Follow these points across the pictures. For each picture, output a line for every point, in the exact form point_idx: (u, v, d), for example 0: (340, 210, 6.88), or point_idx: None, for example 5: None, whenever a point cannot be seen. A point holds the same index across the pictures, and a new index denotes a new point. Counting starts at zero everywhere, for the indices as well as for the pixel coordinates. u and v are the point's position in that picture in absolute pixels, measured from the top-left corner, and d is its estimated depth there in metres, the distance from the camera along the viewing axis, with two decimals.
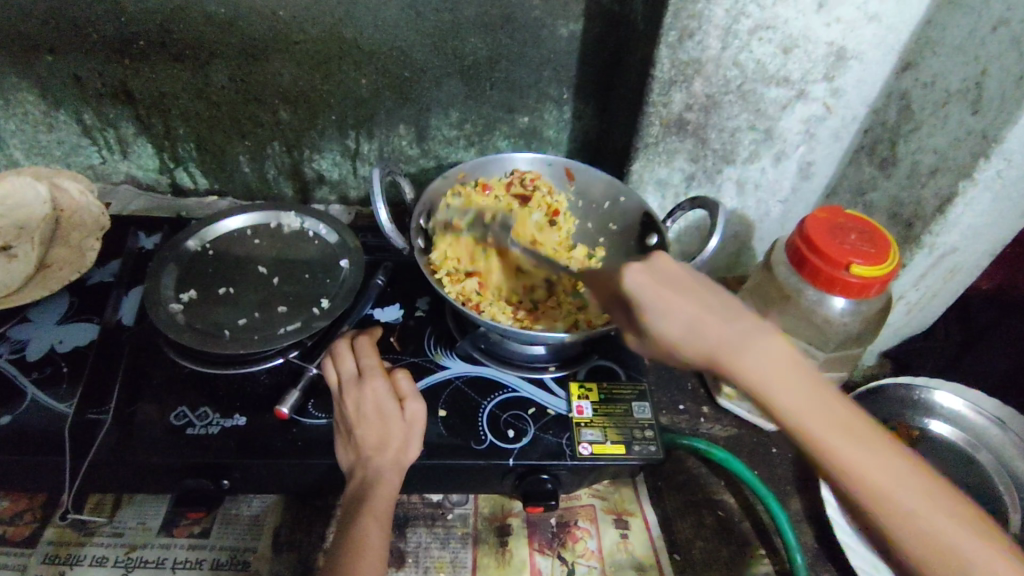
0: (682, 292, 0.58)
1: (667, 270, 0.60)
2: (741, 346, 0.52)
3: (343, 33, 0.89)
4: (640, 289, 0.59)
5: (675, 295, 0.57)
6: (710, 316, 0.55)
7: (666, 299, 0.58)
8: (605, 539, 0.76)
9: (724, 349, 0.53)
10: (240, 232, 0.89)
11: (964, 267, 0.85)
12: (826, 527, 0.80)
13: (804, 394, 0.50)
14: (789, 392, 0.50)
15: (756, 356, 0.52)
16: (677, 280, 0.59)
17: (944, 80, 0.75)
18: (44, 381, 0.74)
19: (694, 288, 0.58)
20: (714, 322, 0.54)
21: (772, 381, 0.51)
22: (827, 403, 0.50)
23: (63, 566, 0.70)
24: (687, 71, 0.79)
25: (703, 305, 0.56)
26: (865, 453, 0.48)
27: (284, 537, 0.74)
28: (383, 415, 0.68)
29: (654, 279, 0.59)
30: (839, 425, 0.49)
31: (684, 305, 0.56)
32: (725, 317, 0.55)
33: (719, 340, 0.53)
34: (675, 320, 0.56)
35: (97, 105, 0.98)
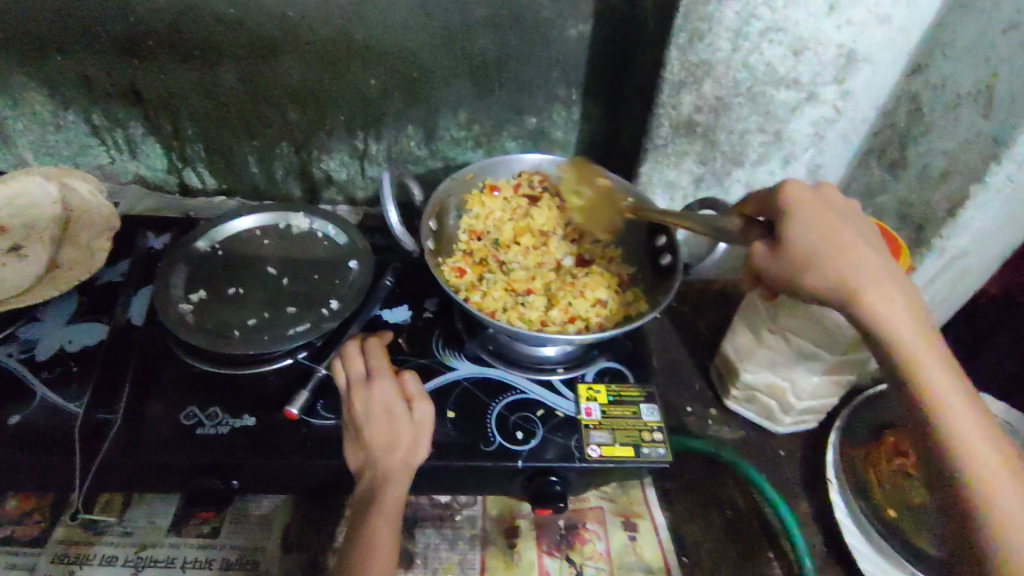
0: (823, 217, 0.57)
1: (831, 197, 0.60)
2: (881, 283, 0.54)
3: (352, 34, 0.89)
4: (798, 208, 0.58)
5: (835, 219, 0.57)
6: (851, 248, 0.56)
7: (820, 224, 0.57)
8: (614, 541, 0.76)
9: (865, 284, 0.54)
10: (249, 233, 0.89)
11: (975, 271, 0.85)
12: (834, 530, 0.80)
13: (923, 346, 0.52)
14: (918, 341, 0.53)
15: (885, 298, 0.54)
16: (828, 208, 0.58)
17: (955, 83, 0.75)
18: (54, 380, 0.75)
19: (846, 214, 0.59)
20: (853, 253, 0.56)
21: (905, 324, 0.53)
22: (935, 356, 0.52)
23: (73, 565, 0.70)
24: (697, 73, 0.79)
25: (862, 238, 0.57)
26: (954, 406, 0.51)
27: (293, 538, 0.74)
28: (391, 416, 0.68)
29: (807, 201, 0.59)
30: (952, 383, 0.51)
31: (828, 227, 0.57)
32: (858, 240, 0.57)
33: (850, 266, 0.55)
34: (816, 231, 0.57)
35: (106, 105, 0.98)
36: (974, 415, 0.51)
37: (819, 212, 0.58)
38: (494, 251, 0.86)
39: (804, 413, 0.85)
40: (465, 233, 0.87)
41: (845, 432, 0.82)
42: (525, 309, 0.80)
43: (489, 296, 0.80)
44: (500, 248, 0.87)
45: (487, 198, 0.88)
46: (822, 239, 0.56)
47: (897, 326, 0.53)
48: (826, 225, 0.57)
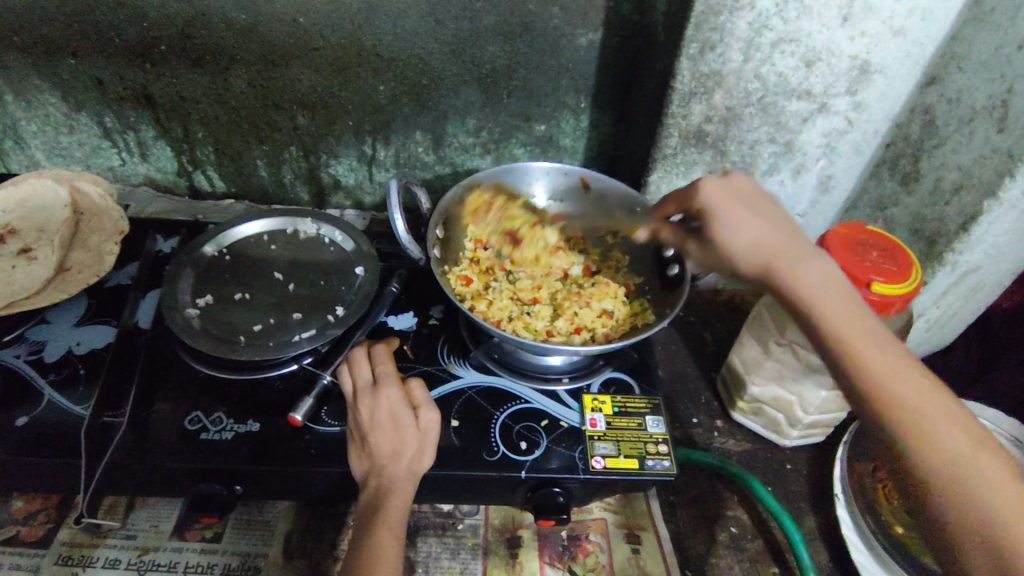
0: (737, 206, 0.62)
1: (746, 190, 0.64)
2: (794, 251, 0.56)
3: (363, 41, 0.89)
4: (714, 204, 0.63)
5: (752, 213, 0.61)
6: (764, 231, 0.59)
7: (735, 215, 0.61)
8: (617, 554, 0.75)
9: (781, 254, 0.56)
10: (257, 237, 0.89)
11: (987, 286, 0.83)
12: (840, 545, 0.79)
13: (835, 296, 0.52)
14: (828, 291, 0.53)
15: (800, 262, 0.55)
16: (743, 198, 0.63)
17: (970, 96, 0.74)
18: (61, 382, 0.75)
19: (762, 204, 0.62)
20: (767, 232, 0.59)
21: (816, 279, 0.54)
22: (848, 303, 0.52)
23: (76, 567, 0.70)
24: (708, 83, 0.79)
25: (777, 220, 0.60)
26: (868, 346, 0.49)
27: (295, 544, 0.74)
28: (397, 425, 0.67)
29: (721, 194, 0.63)
30: (866, 326, 0.50)
31: (748, 216, 0.61)
32: (772, 222, 0.60)
33: (763, 245, 0.58)
34: (736, 226, 0.61)
35: (118, 108, 0.98)
36: (892, 351, 0.49)
37: (733, 203, 0.62)
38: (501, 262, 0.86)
39: (812, 427, 0.84)
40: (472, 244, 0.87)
41: (853, 448, 0.81)
42: (530, 319, 0.79)
43: (495, 306, 0.79)
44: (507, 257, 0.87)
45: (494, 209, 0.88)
46: (737, 227, 0.60)
47: (809, 282, 0.54)
48: (739, 215, 0.61)
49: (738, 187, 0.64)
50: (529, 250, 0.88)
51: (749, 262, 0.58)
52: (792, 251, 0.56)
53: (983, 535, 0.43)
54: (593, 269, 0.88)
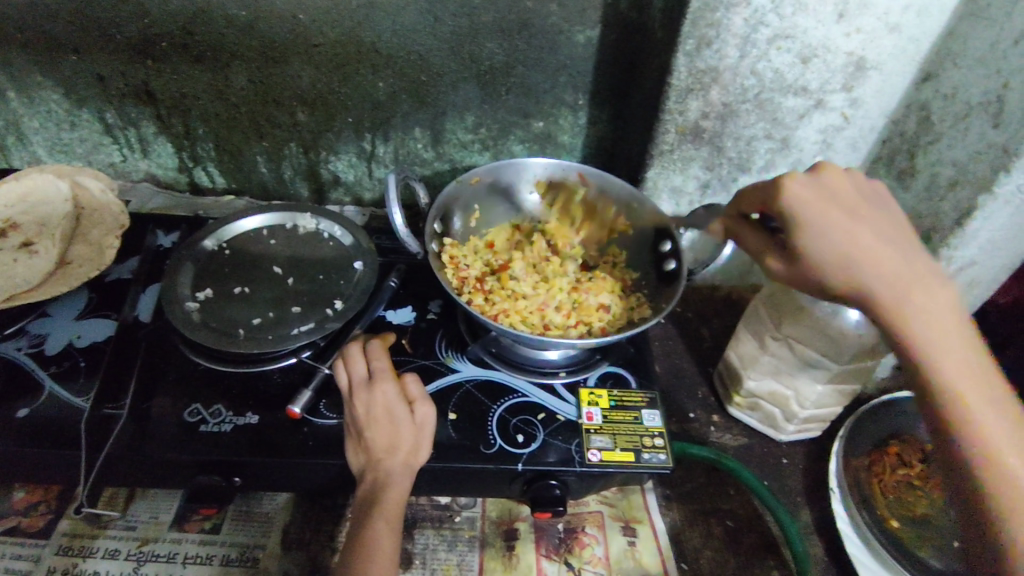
0: (835, 205, 0.59)
1: (839, 193, 0.60)
2: (902, 268, 0.55)
3: (362, 37, 0.90)
4: (809, 203, 0.59)
5: (852, 218, 0.58)
6: (865, 236, 0.57)
7: (837, 219, 0.58)
8: (613, 546, 0.76)
9: (884, 264, 0.55)
10: (256, 232, 0.90)
11: (982, 282, 0.84)
12: (835, 538, 0.80)
13: (934, 326, 0.53)
14: (936, 327, 0.52)
15: (910, 285, 0.54)
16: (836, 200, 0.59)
17: (965, 92, 0.74)
18: (62, 375, 0.76)
19: (864, 209, 0.59)
20: (870, 239, 0.57)
21: (932, 309, 0.53)
22: (959, 344, 0.52)
23: (76, 558, 0.71)
24: (704, 80, 0.79)
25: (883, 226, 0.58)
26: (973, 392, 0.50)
27: (294, 536, 0.74)
28: (393, 419, 0.68)
29: (822, 189, 0.60)
30: (973, 370, 0.51)
31: (846, 220, 0.58)
32: (874, 227, 0.58)
33: (856, 254, 0.56)
34: (832, 230, 0.57)
35: (120, 104, 0.99)
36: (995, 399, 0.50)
37: (833, 201, 0.59)
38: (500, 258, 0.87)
39: (807, 422, 0.84)
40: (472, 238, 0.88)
41: (848, 442, 0.82)
42: (527, 312, 0.80)
43: (495, 299, 0.80)
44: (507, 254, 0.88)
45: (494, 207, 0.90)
46: (835, 233, 0.57)
47: (925, 310, 0.53)
48: (845, 215, 0.58)
49: (837, 187, 0.61)
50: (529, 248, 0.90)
51: (849, 264, 0.56)
52: (899, 268, 0.55)
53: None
54: (591, 267, 0.89)
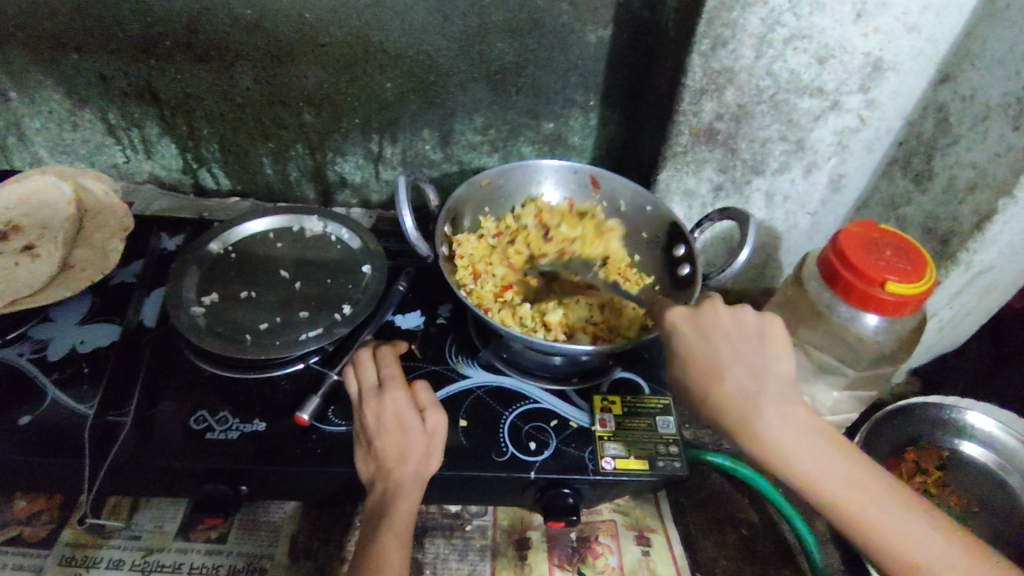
0: (709, 357, 0.58)
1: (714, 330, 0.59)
2: (771, 409, 0.55)
3: (370, 37, 0.88)
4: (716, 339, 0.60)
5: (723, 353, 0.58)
6: (737, 389, 0.56)
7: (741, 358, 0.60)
8: (627, 556, 0.74)
9: (750, 408, 0.55)
10: (262, 235, 0.88)
11: (1000, 286, 0.83)
12: (852, 548, 0.78)
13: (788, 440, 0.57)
14: (833, 475, 0.53)
15: (776, 423, 0.54)
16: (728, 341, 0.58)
17: (986, 94, 0.73)
18: (65, 381, 0.74)
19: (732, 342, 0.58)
20: (718, 394, 0.56)
21: (802, 459, 0.54)
22: (838, 483, 0.53)
23: (79, 568, 0.69)
24: (719, 80, 0.78)
25: (753, 375, 0.56)
26: (882, 522, 0.53)
27: (301, 546, 0.73)
28: (403, 427, 0.67)
29: (726, 329, 0.59)
30: (880, 500, 0.53)
31: (712, 356, 0.58)
32: (747, 383, 0.56)
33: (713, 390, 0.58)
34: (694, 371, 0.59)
35: (123, 104, 0.98)
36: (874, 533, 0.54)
37: (725, 352, 0.58)
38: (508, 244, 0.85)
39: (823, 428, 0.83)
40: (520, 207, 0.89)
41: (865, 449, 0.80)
42: (502, 302, 0.79)
43: (485, 281, 0.80)
44: (556, 231, 0.86)
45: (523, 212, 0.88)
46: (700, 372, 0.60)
47: (781, 447, 0.54)
48: (732, 368, 0.57)
49: (716, 312, 0.60)
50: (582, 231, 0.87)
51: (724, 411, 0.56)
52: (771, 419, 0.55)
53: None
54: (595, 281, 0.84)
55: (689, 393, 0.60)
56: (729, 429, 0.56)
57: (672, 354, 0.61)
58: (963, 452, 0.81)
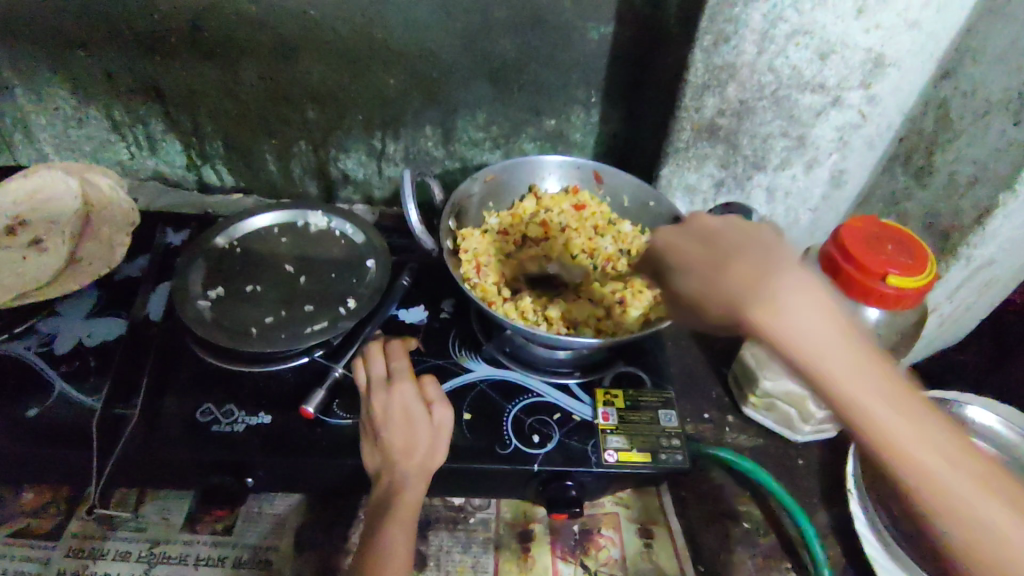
0: (706, 254, 0.58)
1: (721, 239, 0.59)
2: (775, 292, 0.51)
3: (373, 33, 0.89)
4: (712, 229, 0.60)
5: (704, 249, 0.59)
6: (750, 270, 0.54)
7: (737, 237, 0.57)
8: (629, 548, 0.75)
9: (755, 288, 0.52)
10: (266, 230, 0.89)
11: (999, 280, 0.84)
12: (853, 541, 0.79)
13: (809, 321, 0.49)
14: (846, 364, 0.48)
15: (787, 300, 0.51)
16: (694, 249, 0.60)
17: (985, 89, 0.74)
18: (72, 374, 0.75)
19: (710, 249, 0.59)
20: (727, 279, 0.54)
21: (810, 330, 0.49)
22: (839, 347, 0.49)
23: (87, 559, 0.70)
24: (721, 76, 0.79)
25: (760, 262, 0.54)
26: (896, 422, 0.46)
27: (307, 538, 0.73)
28: (410, 419, 0.67)
29: (721, 233, 0.59)
30: (874, 377, 0.48)
31: (710, 256, 0.58)
32: (762, 266, 0.53)
33: (720, 277, 0.55)
34: (698, 274, 0.57)
35: (128, 101, 0.98)
36: (899, 411, 0.46)
37: (722, 247, 0.58)
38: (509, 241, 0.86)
39: (824, 422, 0.83)
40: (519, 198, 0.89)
41: None
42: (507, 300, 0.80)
43: (490, 276, 0.80)
44: (557, 227, 0.87)
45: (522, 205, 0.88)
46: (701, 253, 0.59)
47: (796, 326, 0.49)
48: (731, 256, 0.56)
49: (705, 222, 0.62)
50: (586, 221, 0.87)
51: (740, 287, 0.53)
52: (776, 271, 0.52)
53: (941, 507, 0.44)
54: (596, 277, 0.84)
55: (698, 290, 0.56)
56: (734, 305, 0.52)
57: (671, 265, 0.61)
58: None
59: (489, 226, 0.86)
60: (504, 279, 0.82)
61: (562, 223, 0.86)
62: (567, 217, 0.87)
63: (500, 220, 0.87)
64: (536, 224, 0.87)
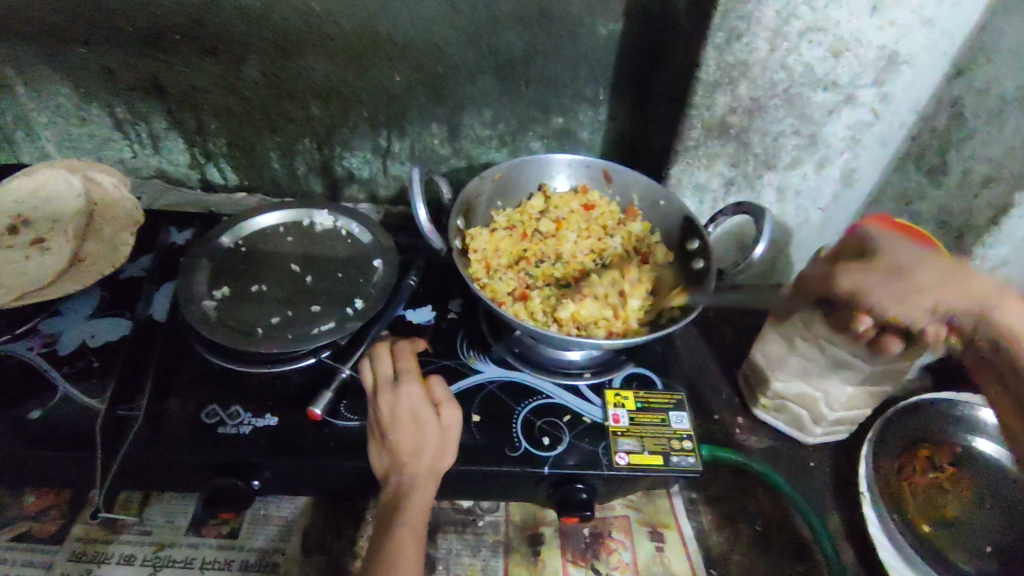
0: (919, 264, 0.66)
1: (914, 242, 0.68)
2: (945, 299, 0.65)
3: (379, 29, 0.88)
4: (892, 239, 0.68)
5: (918, 252, 0.67)
6: (989, 290, 0.63)
7: (917, 260, 0.66)
8: (640, 552, 0.74)
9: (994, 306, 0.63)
10: (272, 229, 0.88)
11: (1013, 281, 0.83)
12: (866, 544, 0.78)
13: (1016, 324, 0.63)
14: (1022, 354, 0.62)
15: (1006, 310, 0.62)
16: (914, 257, 0.66)
17: (1001, 87, 0.73)
18: (75, 375, 0.74)
19: (920, 254, 0.67)
20: (980, 287, 0.63)
21: (1021, 334, 0.62)
22: (1016, 342, 0.62)
23: (91, 563, 0.69)
24: (733, 73, 0.78)
25: (944, 272, 0.64)
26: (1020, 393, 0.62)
27: (314, 541, 0.72)
28: (418, 420, 0.66)
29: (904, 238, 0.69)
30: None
31: (922, 269, 0.65)
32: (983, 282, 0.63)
33: (976, 289, 0.63)
34: (921, 275, 0.65)
35: (130, 98, 0.97)
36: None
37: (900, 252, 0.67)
38: (519, 241, 0.84)
39: (836, 424, 0.82)
40: (527, 199, 0.89)
41: (878, 445, 0.79)
42: (517, 298, 0.79)
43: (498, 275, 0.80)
44: (572, 230, 0.86)
45: (530, 204, 0.87)
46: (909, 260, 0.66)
47: (1014, 329, 0.62)
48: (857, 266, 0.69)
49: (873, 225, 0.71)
50: (597, 222, 0.86)
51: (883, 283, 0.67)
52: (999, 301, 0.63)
53: None
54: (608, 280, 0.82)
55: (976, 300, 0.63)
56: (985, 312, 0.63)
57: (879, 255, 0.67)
58: (976, 447, 0.80)
59: (497, 225, 0.85)
60: (513, 278, 0.81)
61: (574, 225, 0.86)
62: (578, 218, 0.86)
63: (509, 219, 0.86)
64: (549, 225, 0.85)
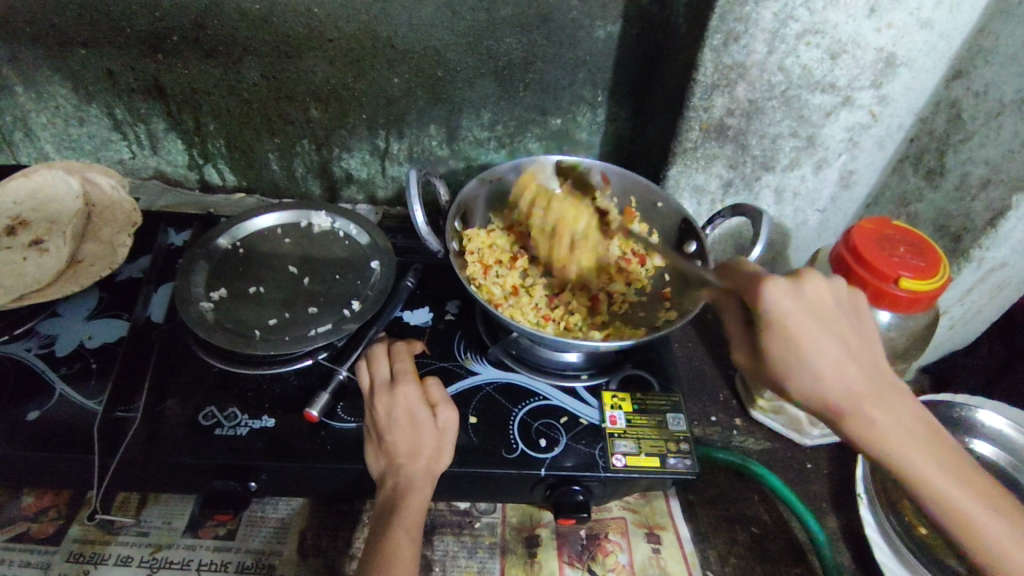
0: (819, 336, 0.50)
1: (811, 310, 0.51)
2: (886, 396, 0.50)
3: (377, 31, 0.88)
4: (787, 328, 0.50)
5: (818, 339, 0.50)
6: (845, 380, 0.50)
7: (817, 340, 0.50)
8: (637, 554, 0.74)
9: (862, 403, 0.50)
10: (270, 231, 0.88)
11: (1010, 283, 0.82)
12: (863, 546, 0.78)
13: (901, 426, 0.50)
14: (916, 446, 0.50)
15: (876, 412, 0.50)
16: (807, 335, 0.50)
17: (998, 90, 0.72)
18: (73, 376, 0.74)
19: (817, 326, 0.50)
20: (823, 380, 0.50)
21: (898, 433, 0.50)
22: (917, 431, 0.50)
23: (88, 564, 0.69)
24: (731, 76, 0.78)
25: (844, 364, 0.50)
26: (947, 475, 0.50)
27: (311, 543, 0.72)
28: (415, 423, 0.66)
29: (801, 314, 0.51)
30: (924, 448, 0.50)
31: (822, 345, 0.50)
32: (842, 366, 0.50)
33: (855, 390, 0.50)
34: (807, 369, 0.50)
35: (129, 99, 0.97)
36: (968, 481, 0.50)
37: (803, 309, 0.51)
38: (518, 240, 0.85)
39: (832, 427, 0.82)
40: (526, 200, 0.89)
41: None
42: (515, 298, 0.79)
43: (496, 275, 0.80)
44: None
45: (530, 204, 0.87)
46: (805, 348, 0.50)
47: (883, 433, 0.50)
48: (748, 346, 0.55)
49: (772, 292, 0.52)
50: None
51: (803, 387, 0.51)
52: (867, 398, 0.50)
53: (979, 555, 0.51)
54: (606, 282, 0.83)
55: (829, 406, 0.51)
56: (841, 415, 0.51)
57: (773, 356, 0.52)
58: (973, 449, 0.80)
59: (496, 225, 0.85)
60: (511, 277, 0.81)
61: None
62: None
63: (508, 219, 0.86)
64: None
